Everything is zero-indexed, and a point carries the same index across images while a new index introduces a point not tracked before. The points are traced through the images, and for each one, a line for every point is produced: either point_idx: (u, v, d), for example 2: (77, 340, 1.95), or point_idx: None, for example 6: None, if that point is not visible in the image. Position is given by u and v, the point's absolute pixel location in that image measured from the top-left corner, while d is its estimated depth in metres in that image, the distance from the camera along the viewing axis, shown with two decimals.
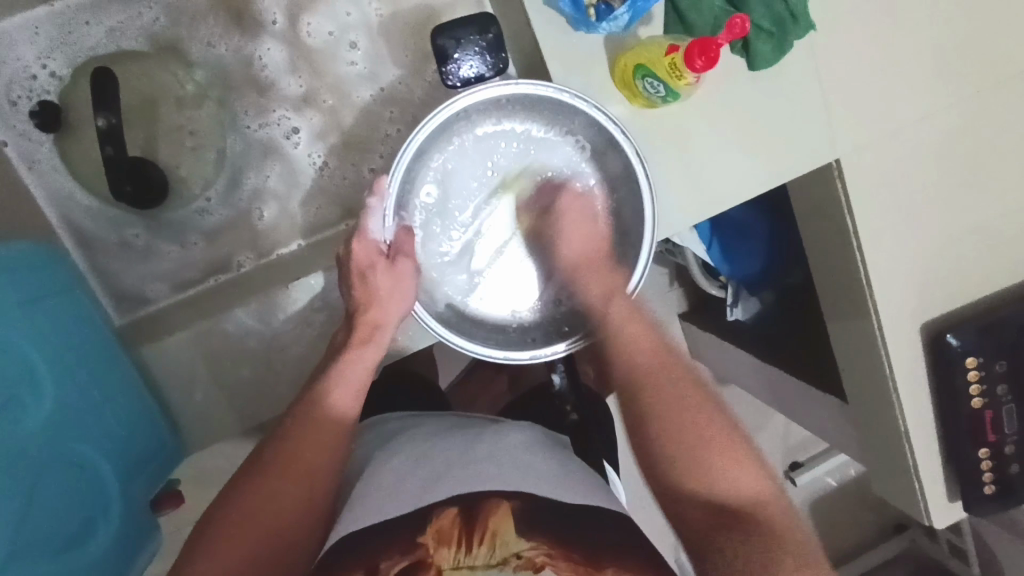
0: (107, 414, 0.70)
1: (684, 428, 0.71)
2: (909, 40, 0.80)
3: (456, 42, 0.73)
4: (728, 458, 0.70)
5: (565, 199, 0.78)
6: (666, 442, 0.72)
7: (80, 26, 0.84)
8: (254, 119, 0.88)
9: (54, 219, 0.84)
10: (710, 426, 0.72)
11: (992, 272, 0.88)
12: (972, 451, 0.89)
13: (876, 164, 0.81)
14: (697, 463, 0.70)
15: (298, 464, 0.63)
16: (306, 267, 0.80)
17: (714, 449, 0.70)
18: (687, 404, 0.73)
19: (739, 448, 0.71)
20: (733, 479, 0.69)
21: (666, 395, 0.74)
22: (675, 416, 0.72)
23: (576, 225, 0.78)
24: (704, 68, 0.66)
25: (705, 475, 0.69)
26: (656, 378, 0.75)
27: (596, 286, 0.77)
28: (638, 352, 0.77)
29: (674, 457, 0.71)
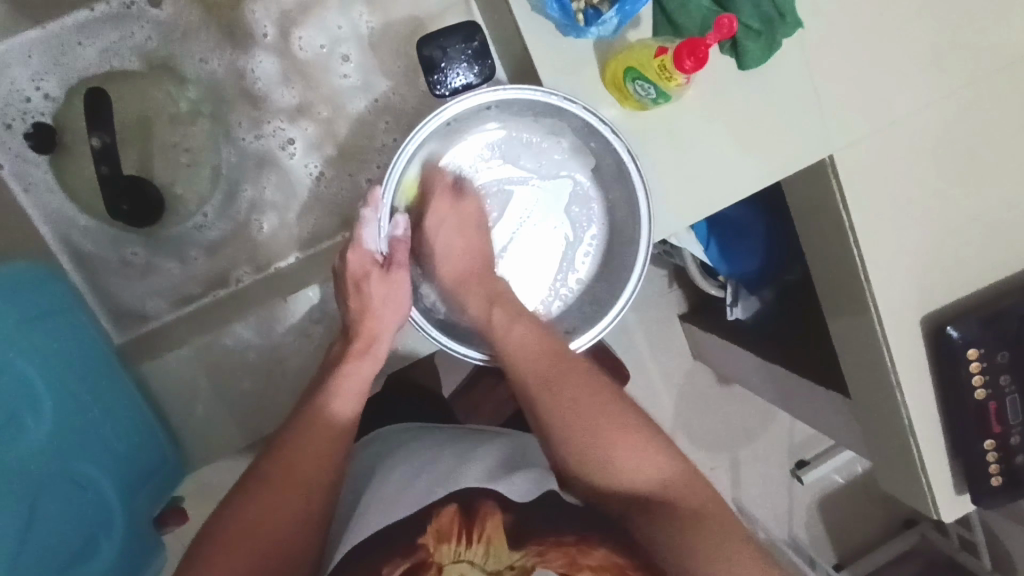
0: (108, 431, 0.70)
1: (579, 417, 0.65)
2: (898, 33, 0.81)
3: (443, 51, 0.74)
4: (628, 444, 0.64)
5: (437, 205, 0.74)
6: (571, 437, 0.64)
7: (74, 47, 0.85)
8: (249, 131, 0.88)
9: (52, 240, 0.84)
10: (610, 412, 0.65)
11: (991, 262, 0.88)
12: (978, 443, 0.89)
13: (870, 158, 0.82)
14: (594, 455, 0.64)
15: (296, 475, 0.62)
16: (304, 279, 0.80)
17: (609, 434, 0.64)
18: (587, 391, 0.66)
19: (642, 428, 0.65)
20: (634, 462, 0.63)
21: (561, 396, 0.66)
22: (572, 409, 0.65)
23: (452, 231, 0.75)
24: (693, 69, 0.66)
25: (603, 461, 0.63)
26: (557, 368, 0.67)
27: (477, 304, 0.72)
28: (528, 354, 0.68)
29: (574, 446, 0.64)
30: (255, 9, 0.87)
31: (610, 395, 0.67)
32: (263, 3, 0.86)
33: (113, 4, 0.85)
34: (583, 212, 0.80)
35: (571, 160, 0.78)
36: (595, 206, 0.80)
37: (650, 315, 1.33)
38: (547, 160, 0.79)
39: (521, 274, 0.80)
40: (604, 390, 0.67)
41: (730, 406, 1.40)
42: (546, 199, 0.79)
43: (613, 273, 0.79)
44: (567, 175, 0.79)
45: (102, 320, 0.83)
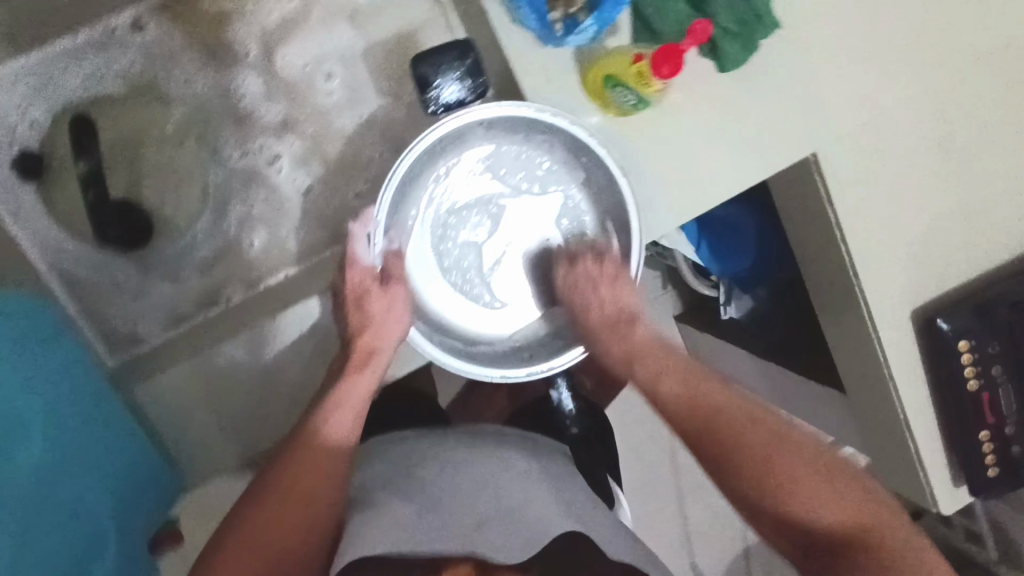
0: (97, 454, 0.70)
1: (755, 459, 0.68)
2: (874, 29, 0.81)
3: (437, 68, 0.74)
4: (812, 485, 0.66)
5: (559, 274, 0.78)
6: (746, 480, 0.68)
7: (58, 74, 0.85)
8: (235, 148, 0.89)
9: (42, 266, 0.84)
10: (790, 450, 0.68)
11: (979, 253, 0.88)
12: (973, 434, 0.88)
13: (852, 154, 0.82)
14: (782, 491, 0.67)
15: (299, 489, 0.63)
16: (296, 295, 0.81)
17: (787, 475, 0.67)
18: (763, 429, 0.69)
19: (826, 465, 0.68)
20: (821, 504, 0.66)
21: (740, 440, 0.69)
22: (752, 453, 0.68)
23: (581, 287, 0.77)
24: (671, 74, 0.70)
25: (791, 501, 0.66)
26: (724, 414, 0.71)
27: (619, 349, 0.76)
28: (685, 399, 0.72)
29: (758, 486, 0.67)
30: (237, 28, 0.88)
31: (791, 435, 0.70)
32: (245, 23, 0.88)
33: (96, 30, 0.85)
34: (574, 227, 0.81)
35: (564, 175, 0.79)
36: (587, 219, 0.81)
37: None
38: (539, 176, 0.79)
39: (517, 284, 0.81)
40: (782, 430, 0.70)
41: None
42: (537, 213, 0.80)
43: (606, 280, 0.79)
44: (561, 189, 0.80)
45: (93, 343, 0.83)
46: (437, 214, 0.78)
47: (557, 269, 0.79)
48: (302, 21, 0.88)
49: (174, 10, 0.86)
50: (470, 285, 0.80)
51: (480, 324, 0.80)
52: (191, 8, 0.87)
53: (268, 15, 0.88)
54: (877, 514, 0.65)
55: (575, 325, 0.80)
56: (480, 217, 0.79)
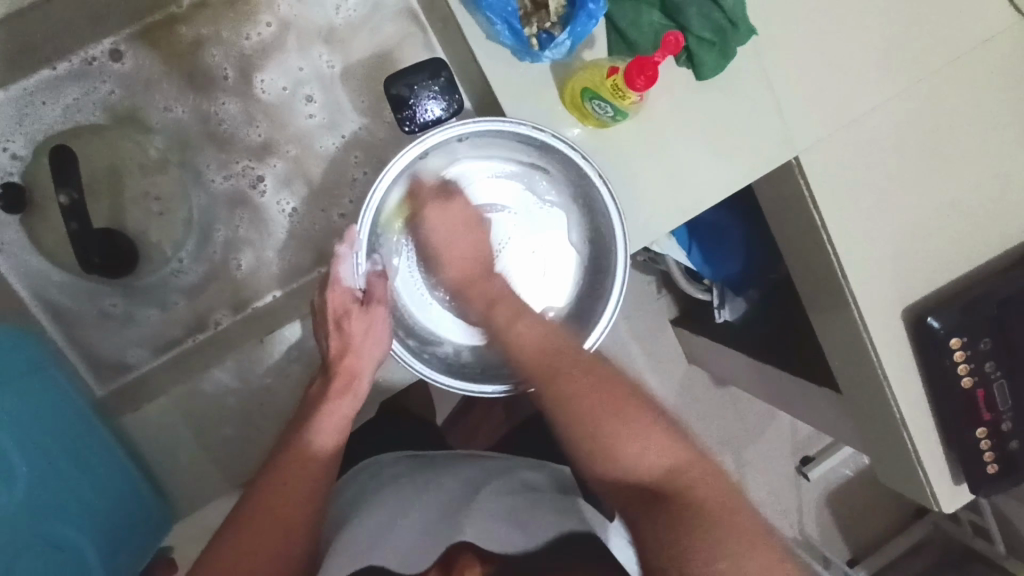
0: (82, 485, 0.70)
1: (581, 411, 0.65)
2: (848, 31, 0.81)
3: (411, 88, 0.75)
4: (634, 432, 0.64)
5: (432, 212, 0.73)
6: (576, 426, 0.65)
7: (37, 106, 0.85)
8: (218, 172, 0.89)
9: (29, 298, 0.85)
10: (618, 399, 0.65)
11: (968, 250, 0.88)
12: (969, 431, 0.88)
13: (833, 156, 0.82)
14: (608, 440, 0.64)
15: (280, 515, 0.62)
16: (283, 318, 0.81)
17: (614, 422, 0.64)
18: (596, 380, 0.67)
19: (655, 421, 0.65)
20: (643, 452, 0.63)
21: (571, 390, 0.66)
22: (582, 402, 0.65)
23: (449, 232, 0.74)
24: (644, 87, 0.67)
25: (616, 448, 0.64)
26: (564, 363, 0.68)
27: (481, 294, 0.72)
28: (532, 345, 0.69)
29: (583, 434, 0.64)
30: (214, 53, 0.88)
31: (619, 386, 0.67)
32: (222, 48, 0.88)
33: (74, 61, 0.85)
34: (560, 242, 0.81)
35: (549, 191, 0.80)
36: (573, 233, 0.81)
37: (637, 323, 1.34)
38: (524, 191, 0.80)
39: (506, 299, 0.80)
40: (619, 384, 0.67)
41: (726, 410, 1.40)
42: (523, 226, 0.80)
43: (592, 290, 0.79)
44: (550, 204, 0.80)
45: (83, 373, 0.83)
46: None
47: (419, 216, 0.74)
48: (279, 45, 0.89)
49: (150, 37, 0.86)
50: None
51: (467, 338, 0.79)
52: (166, 35, 0.87)
53: (245, 40, 0.88)
54: (693, 464, 0.64)
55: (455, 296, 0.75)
56: None
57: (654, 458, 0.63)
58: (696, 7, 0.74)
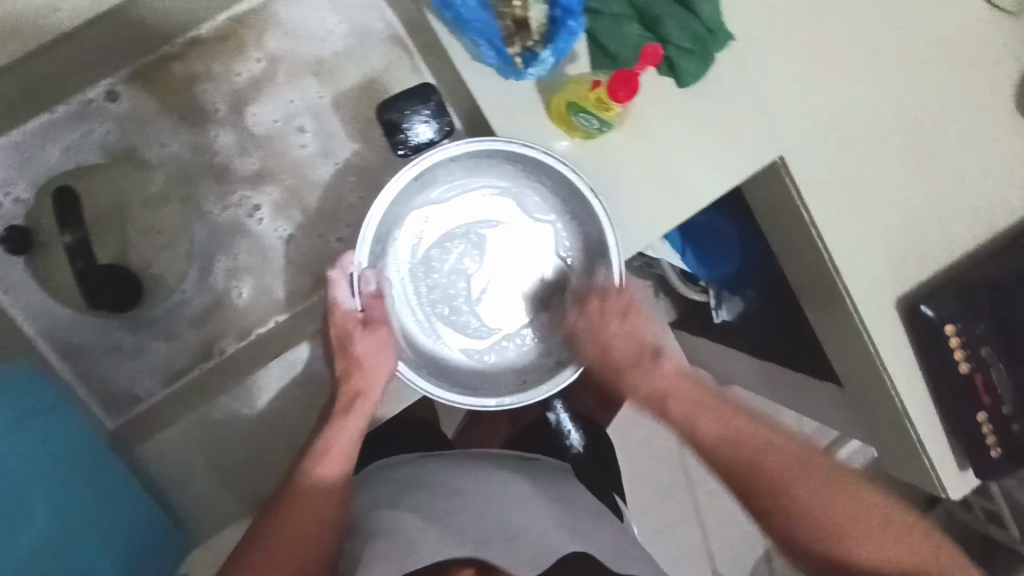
0: (104, 517, 0.70)
1: (813, 515, 0.73)
2: (822, 33, 0.83)
3: (402, 113, 0.79)
4: (867, 529, 0.72)
5: (569, 316, 0.82)
6: (804, 528, 0.74)
7: (38, 149, 0.87)
8: (216, 203, 0.91)
9: (36, 335, 0.86)
10: (840, 493, 0.74)
11: (955, 238, 0.89)
12: (970, 416, 0.88)
13: (816, 154, 0.84)
14: (839, 537, 0.72)
15: (289, 537, 0.65)
16: (287, 342, 0.83)
17: (839, 518, 0.73)
18: (814, 476, 0.75)
19: (878, 504, 0.73)
20: (881, 548, 0.71)
21: (793, 490, 0.74)
22: (806, 505, 0.73)
23: (592, 331, 0.81)
24: (627, 99, 0.68)
25: (849, 549, 0.72)
26: (765, 461, 0.76)
27: (624, 353, 0.82)
28: (728, 442, 0.78)
29: (815, 534, 0.73)
30: (206, 89, 0.90)
31: (841, 479, 0.75)
32: (214, 83, 0.90)
33: (73, 104, 0.87)
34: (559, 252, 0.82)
35: (546, 204, 0.80)
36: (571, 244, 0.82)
37: None
38: (522, 207, 0.81)
39: (503, 313, 0.81)
40: (835, 475, 0.75)
41: None
42: (516, 238, 0.82)
43: (591, 298, 0.80)
44: (547, 219, 0.81)
45: (92, 407, 0.85)
46: (422, 252, 0.80)
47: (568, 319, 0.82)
48: (270, 79, 0.91)
49: (145, 77, 0.89)
50: (457, 319, 0.80)
51: (467, 352, 0.80)
52: (161, 75, 0.89)
53: (236, 76, 0.90)
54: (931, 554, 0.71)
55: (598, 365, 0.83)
56: (464, 252, 0.80)
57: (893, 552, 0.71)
58: (676, 18, 0.76)
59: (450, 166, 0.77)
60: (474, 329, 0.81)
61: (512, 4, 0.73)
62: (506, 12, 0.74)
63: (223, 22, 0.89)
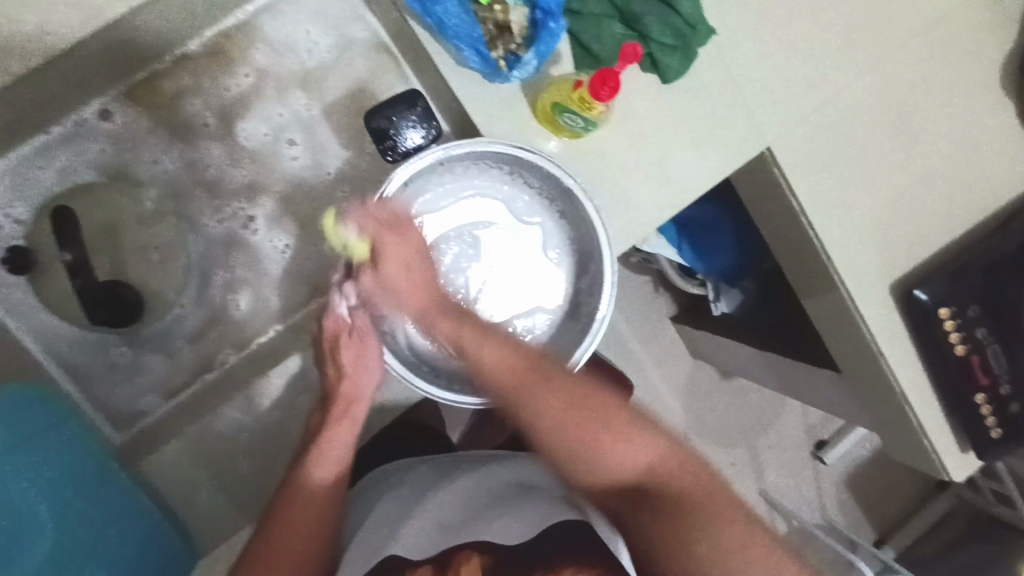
0: (110, 535, 0.71)
1: (563, 425, 0.67)
2: (802, 23, 0.84)
3: (390, 119, 0.79)
4: (618, 434, 0.68)
5: (387, 240, 0.70)
6: (565, 447, 0.68)
7: (34, 171, 0.88)
8: (211, 216, 0.92)
9: (40, 355, 0.87)
10: (593, 404, 0.68)
11: (945, 222, 0.89)
12: (968, 398, 0.88)
13: (801, 143, 0.85)
14: (587, 442, 0.67)
15: (289, 548, 0.68)
16: (287, 351, 0.85)
17: (592, 433, 0.67)
18: (569, 390, 0.69)
19: (624, 416, 0.69)
20: (625, 453, 0.68)
21: (545, 402, 0.68)
22: (549, 415, 0.67)
23: (398, 261, 0.71)
24: (609, 97, 0.69)
25: (602, 453, 0.67)
26: (526, 379, 0.68)
27: (449, 317, 0.71)
28: (502, 370, 0.69)
29: (564, 444, 0.67)
30: (195, 103, 0.91)
31: (598, 395, 0.69)
32: (203, 98, 0.91)
33: (66, 124, 0.88)
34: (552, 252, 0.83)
35: (538, 204, 0.82)
36: (563, 245, 0.83)
37: (637, 324, 1.36)
38: (517, 208, 0.82)
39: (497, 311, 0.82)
40: (594, 398, 0.69)
41: (734, 402, 1.42)
42: (509, 238, 0.83)
43: (584, 295, 0.81)
44: (538, 219, 0.82)
45: (98, 423, 0.86)
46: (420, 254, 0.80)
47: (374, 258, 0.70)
48: (258, 94, 0.92)
49: (135, 95, 0.90)
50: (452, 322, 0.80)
51: None
52: (150, 93, 0.90)
53: (225, 91, 0.91)
54: (670, 454, 0.68)
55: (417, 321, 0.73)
56: (459, 255, 0.81)
57: (638, 455, 0.68)
58: (655, 15, 0.77)
59: (438, 172, 0.78)
60: None
61: (493, 9, 0.74)
62: (487, 17, 0.75)
63: (210, 38, 0.90)
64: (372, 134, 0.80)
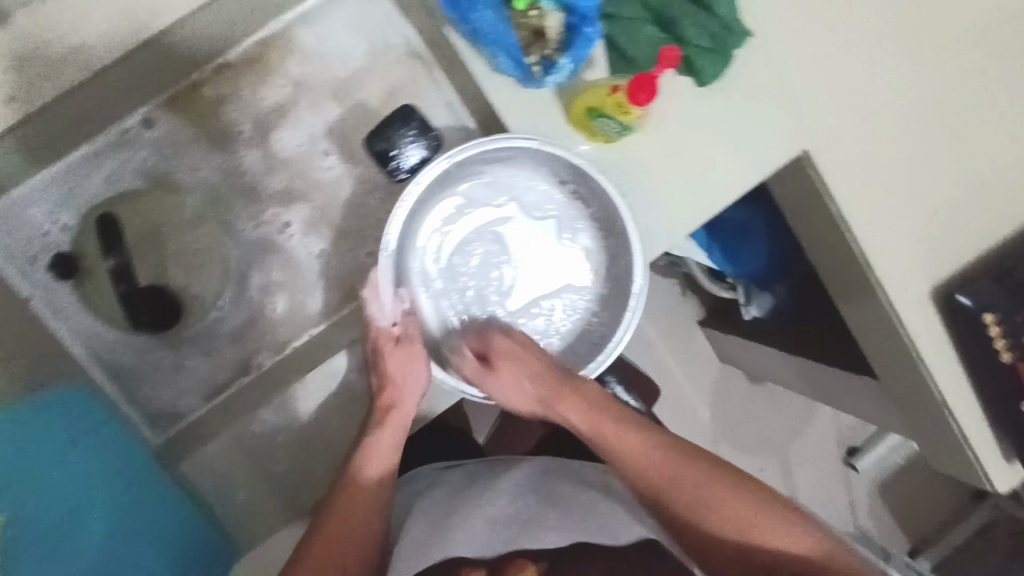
0: (159, 529, 0.74)
1: (700, 506, 0.71)
2: (843, 26, 0.82)
3: (390, 140, 0.87)
4: (764, 519, 0.70)
5: (499, 342, 0.77)
6: (720, 530, 0.71)
7: (81, 178, 0.90)
8: (247, 221, 0.93)
9: (85, 357, 0.90)
10: (728, 482, 0.72)
11: (990, 227, 0.87)
12: (1016, 407, 0.85)
13: (841, 147, 0.83)
14: (731, 523, 0.70)
15: (342, 544, 0.69)
16: (323, 355, 0.86)
17: (752, 516, 0.70)
18: (702, 468, 0.73)
19: (766, 499, 0.71)
20: (778, 538, 0.69)
21: (683, 485, 0.72)
22: (689, 499, 0.72)
23: (515, 369, 0.77)
24: (646, 101, 0.69)
25: (749, 539, 0.70)
26: (664, 463, 0.73)
27: (574, 406, 0.76)
28: (639, 457, 0.74)
29: (703, 526, 0.71)
30: (232, 110, 0.93)
31: (731, 476, 0.73)
32: (240, 106, 0.93)
33: (111, 133, 0.90)
34: (571, 231, 0.82)
35: (553, 188, 0.82)
36: (584, 223, 0.82)
37: (667, 330, 1.35)
38: (532, 198, 0.82)
39: (533, 299, 0.82)
40: (729, 475, 0.73)
41: (765, 408, 1.40)
42: (531, 223, 0.82)
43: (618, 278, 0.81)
44: (554, 205, 0.82)
45: (140, 424, 0.88)
46: (449, 259, 0.80)
47: (484, 385, 0.76)
48: (294, 104, 0.93)
49: (176, 103, 0.91)
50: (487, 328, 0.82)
51: None
52: (190, 101, 0.92)
53: (262, 100, 0.93)
54: (826, 545, 0.69)
55: (542, 410, 0.79)
56: (484, 252, 0.81)
57: (792, 542, 0.69)
58: (691, 17, 0.76)
59: (449, 178, 0.79)
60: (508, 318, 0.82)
61: (529, 15, 0.74)
62: (523, 24, 0.75)
63: (248, 47, 0.92)
64: (377, 158, 0.90)
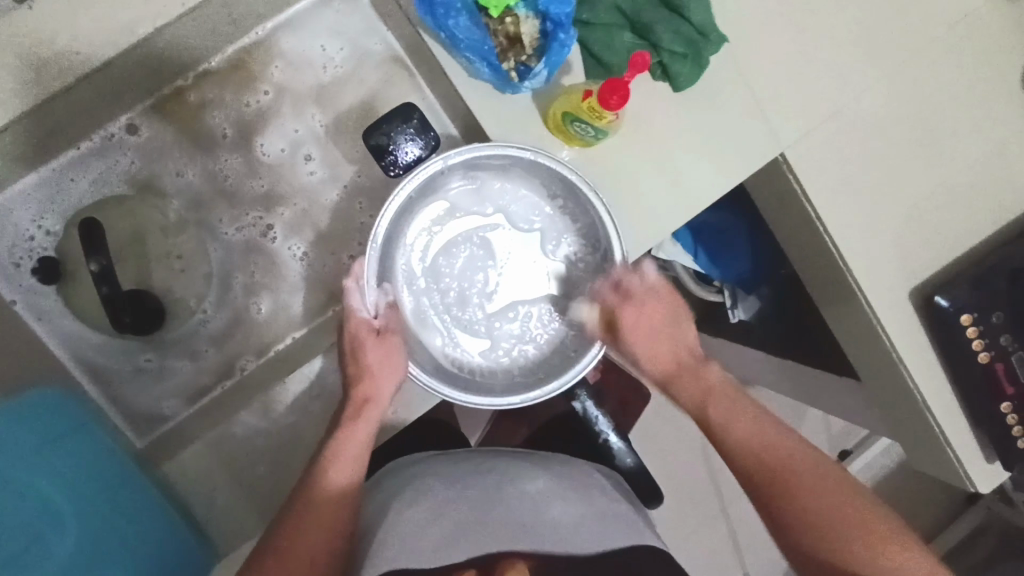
0: (130, 540, 0.73)
1: (810, 505, 0.71)
2: (815, 31, 0.84)
3: (388, 135, 0.86)
4: (882, 535, 0.68)
5: (625, 310, 0.79)
6: (826, 532, 0.69)
7: (66, 184, 0.91)
8: (230, 225, 0.95)
9: (69, 361, 0.90)
10: (847, 488, 0.72)
11: (965, 228, 0.88)
12: (995, 407, 0.85)
13: (816, 150, 0.84)
14: (842, 531, 0.69)
15: (304, 549, 0.69)
16: (304, 357, 0.87)
17: (872, 528, 0.69)
18: (821, 471, 0.72)
19: (886, 520, 0.69)
20: (891, 556, 0.67)
21: (800, 484, 0.72)
22: (804, 499, 0.71)
23: (645, 336, 0.80)
24: (619, 105, 0.70)
25: (860, 547, 0.68)
26: (783, 459, 0.73)
27: (692, 390, 0.80)
28: (756, 447, 0.75)
29: (813, 527, 0.70)
30: (215, 115, 0.94)
31: (850, 483, 0.72)
32: (223, 111, 0.94)
33: (95, 138, 0.91)
34: (557, 241, 0.83)
35: (542, 197, 0.82)
36: (570, 232, 0.83)
37: None
38: (521, 205, 0.82)
39: (514, 303, 0.82)
40: (848, 485, 0.72)
41: None
42: (518, 232, 0.83)
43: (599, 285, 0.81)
44: (542, 213, 0.82)
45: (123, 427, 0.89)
46: (432, 260, 0.81)
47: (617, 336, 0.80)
48: (276, 109, 0.94)
49: (161, 109, 0.93)
50: (470, 333, 0.82)
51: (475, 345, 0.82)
52: (174, 107, 0.93)
53: (245, 105, 0.94)
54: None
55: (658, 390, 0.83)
56: (469, 257, 0.82)
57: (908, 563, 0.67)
58: (666, 24, 0.77)
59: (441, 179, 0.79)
60: (490, 324, 0.82)
61: (504, 22, 0.76)
62: (499, 30, 0.76)
63: (231, 54, 0.93)
64: (372, 151, 0.87)
